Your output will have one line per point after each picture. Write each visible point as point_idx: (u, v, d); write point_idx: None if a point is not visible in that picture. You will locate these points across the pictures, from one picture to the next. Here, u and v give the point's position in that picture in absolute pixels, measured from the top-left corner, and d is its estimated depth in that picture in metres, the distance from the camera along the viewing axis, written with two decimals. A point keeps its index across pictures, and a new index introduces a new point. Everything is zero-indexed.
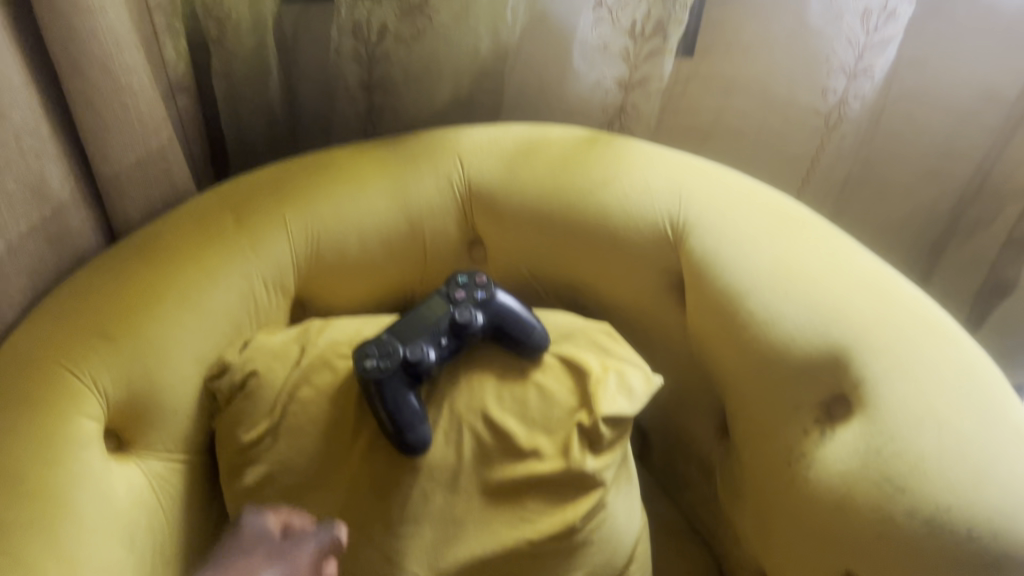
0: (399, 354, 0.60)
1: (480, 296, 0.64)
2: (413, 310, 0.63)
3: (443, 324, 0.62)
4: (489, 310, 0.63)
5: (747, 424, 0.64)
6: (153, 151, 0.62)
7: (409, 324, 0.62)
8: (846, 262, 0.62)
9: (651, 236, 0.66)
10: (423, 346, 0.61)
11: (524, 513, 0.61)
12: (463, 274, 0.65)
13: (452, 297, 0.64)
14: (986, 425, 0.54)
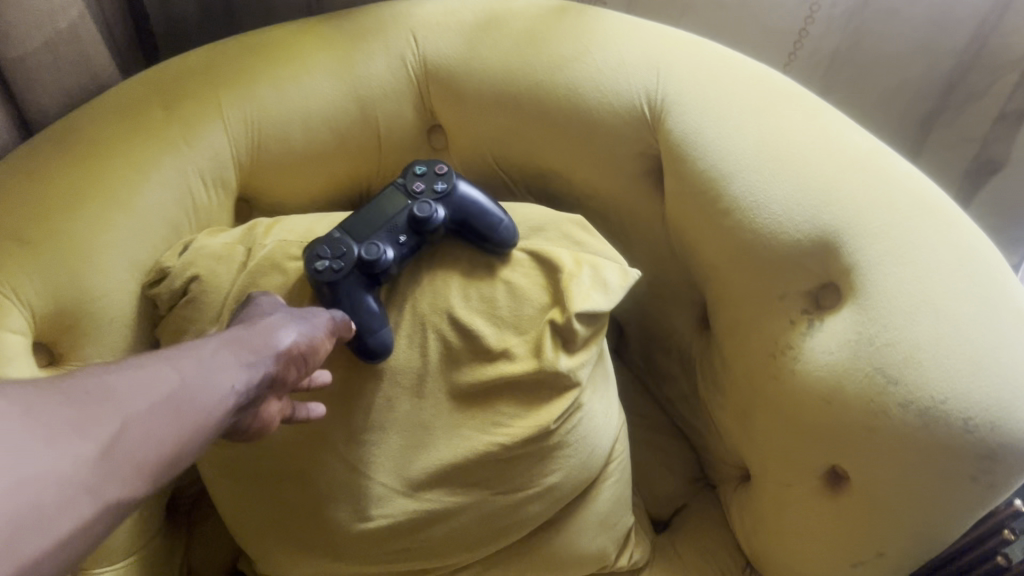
0: (353, 252, 0.54)
1: (442, 187, 0.57)
2: (368, 205, 0.57)
3: (401, 220, 0.56)
4: (452, 204, 0.57)
5: (730, 315, 0.60)
6: (63, 32, 0.55)
7: (364, 221, 0.56)
8: (836, 139, 0.57)
9: (627, 115, 0.60)
10: (381, 243, 0.55)
11: (497, 417, 0.57)
12: (423, 164, 0.59)
13: (411, 190, 0.58)
14: (986, 309, 0.50)
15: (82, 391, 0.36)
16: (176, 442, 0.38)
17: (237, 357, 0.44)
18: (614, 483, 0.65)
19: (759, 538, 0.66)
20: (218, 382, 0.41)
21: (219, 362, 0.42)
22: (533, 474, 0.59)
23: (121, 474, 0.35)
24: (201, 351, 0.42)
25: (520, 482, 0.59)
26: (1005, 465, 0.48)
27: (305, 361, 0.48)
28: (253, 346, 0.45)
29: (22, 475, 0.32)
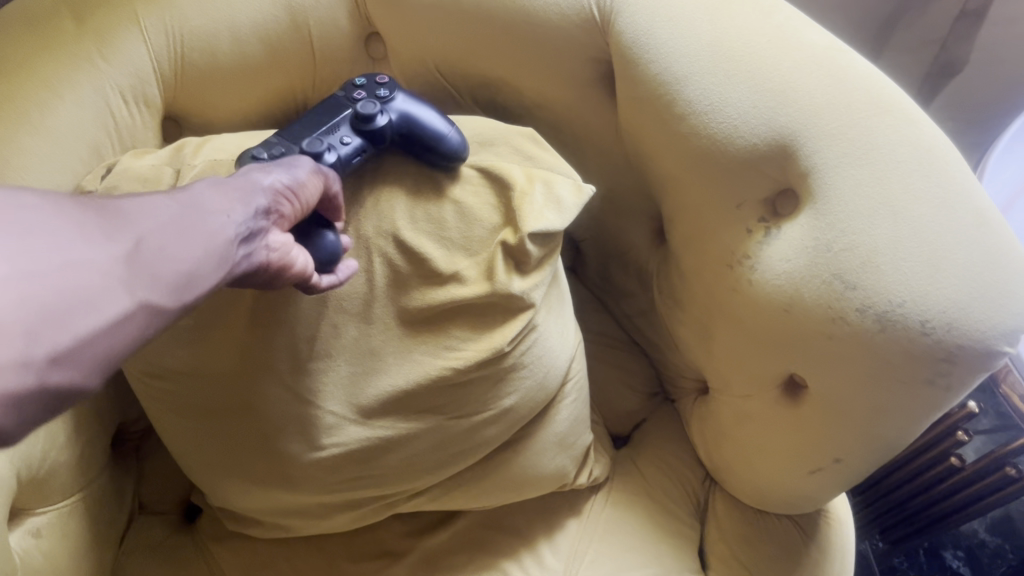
0: (291, 145, 0.50)
1: (386, 92, 0.54)
2: (308, 116, 0.54)
3: (342, 122, 0.52)
4: (397, 104, 0.53)
5: (687, 227, 0.59)
6: None
7: (304, 125, 0.53)
8: (793, 37, 0.54)
9: (577, 18, 0.57)
10: (324, 143, 0.51)
11: (450, 341, 0.55)
12: (366, 78, 0.56)
13: (353, 98, 0.54)
14: (944, 209, 0.48)
15: (95, 205, 0.34)
16: (193, 260, 0.35)
17: (230, 191, 0.39)
18: (572, 403, 0.64)
19: (720, 448, 0.66)
20: (217, 211, 0.37)
21: (214, 194, 0.38)
22: (487, 398, 0.58)
23: (148, 280, 0.33)
24: (190, 189, 0.38)
25: (474, 406, 0.57)
26: (962, 366, 0.48)
27: (297, 201, 0.42)
28: (241, 183, 0.39)
29: (48, 267, 0.30)
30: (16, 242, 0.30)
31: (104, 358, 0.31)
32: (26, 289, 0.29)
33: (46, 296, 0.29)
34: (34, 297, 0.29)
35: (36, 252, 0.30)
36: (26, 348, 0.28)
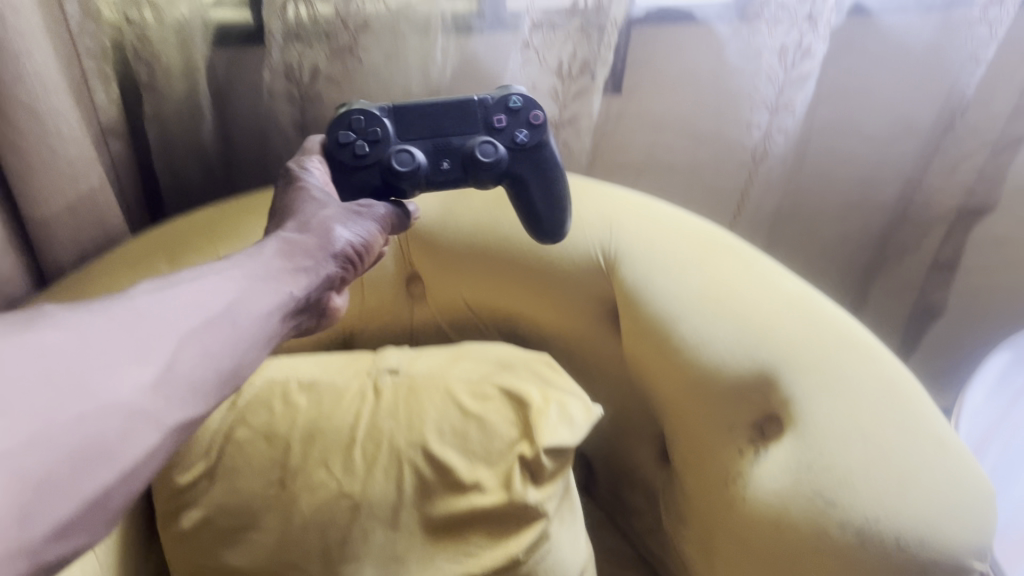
0: (382, 156, 0.54)
1: (522, 139, 0.56)
2: (434, 103, 0.55)
3: (456, 146, 0.55)
4: (516, 158, 0.56)
5: (686, 446, 0.65)
6: (82, 193, 0.62)
7: (422, 116, 0.55)
8: (769, 286, 0.64)
9: (586, 266, 0.68)
10: (419, 154, 0.54)
11: (468, 548, 0.60)
12: (521, 100, 0.56)
13: (491, 119, 0.55)
14: (907, 436, 0.55)
15: (119, 323, 0.37)
16: (222, 362, 0.39)
17: (295, 265, 0.46)
18: None
19: None
20: (282, 284, 0.45)
21: (280, 268, 0.45)
22: None
23: (169, 406, 0.36)
24: (262, 259, 0.45)
25: None
26: None
27: (363, 255, 0.51)
28: (311, 250, 0.47)
29: (62, 418, 0.32)
30: (36, 399, 0.32)
31: (118, 507, 0.34)
32: (45, 456, 0.31)
33: (55, 466, 0.31)
34: (45, 465, 0.31)
35: (50, 406, 0.32)
36: (34, 526, 0.30)
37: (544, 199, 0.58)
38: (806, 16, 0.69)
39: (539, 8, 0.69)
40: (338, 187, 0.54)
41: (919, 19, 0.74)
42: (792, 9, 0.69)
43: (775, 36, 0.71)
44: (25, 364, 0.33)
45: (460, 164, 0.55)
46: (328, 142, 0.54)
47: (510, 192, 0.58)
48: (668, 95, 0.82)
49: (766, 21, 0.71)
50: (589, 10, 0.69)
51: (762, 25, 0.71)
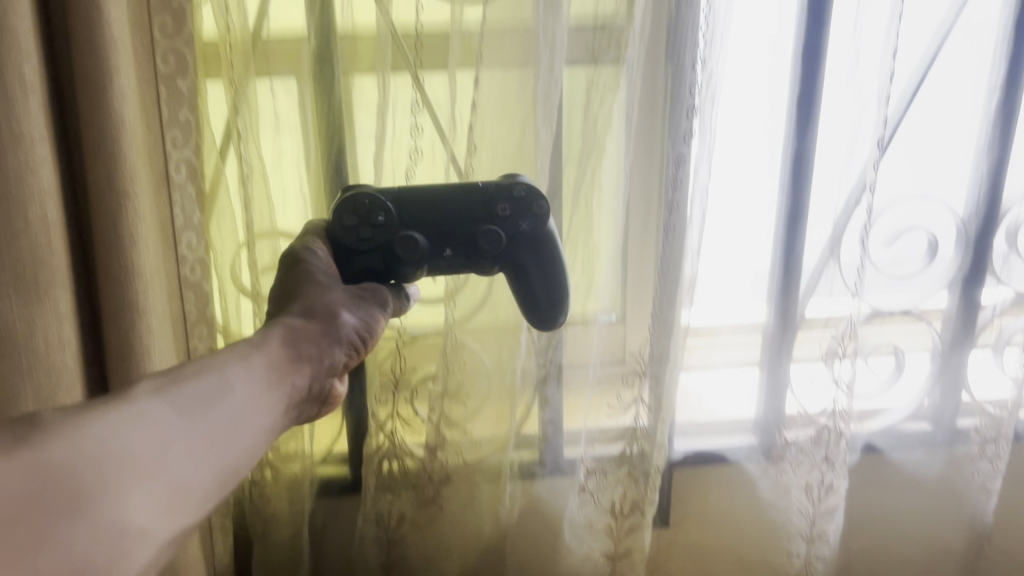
0: (393, 232, 0.55)
1: (524, 227, 0.57)
2: (440, 198, 0.57)
3: (460, 231, 0.57)
4: (516, 245, 0.58)
5: None
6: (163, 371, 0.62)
7: (430, 206, 0.57)
8: None
9: None
10: (417, 234, 0.56)
11: None
12: (524, 189, 0.57)
13: (495, 209, 0.57)
14: None
15: (137, 427, 0.38)
16: (224, 464, 0.42)
17: (298, 353, 0.50)
18: None
19: None
20: (288, 374, 0.49)
21: (286, 358, 0.49)
22: None
23: (178, 511, 0.38)
24: (270, 348, 0.49)
25: None
26: None
27: (367, 340, 0.55)
28: (315, 338, 0.52)
29: (57, 548, 0.32)
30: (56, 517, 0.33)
31: None
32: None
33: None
34: None
35: (63, 504, 0.33)
36: None
37: (545, 288, 0.60)
38: (822, 457, 0.82)
39: (591, 457, 0.82)
40: (335, 286, 0.55)
41: (926, 454, 0.89)
42: (809, 452, 0.82)
43: (800, 474, 0.83)
44: (55, 463, 0.34)
45: (462, 250, 0.57)
46: (330, 224, 0.55)
47: (510, 282, 0.60)
48: (710, 529, 0.94)
49: (789, 460, 0.84)
50: (634, 455, 0.81)
51: (787, 464, 0.84)
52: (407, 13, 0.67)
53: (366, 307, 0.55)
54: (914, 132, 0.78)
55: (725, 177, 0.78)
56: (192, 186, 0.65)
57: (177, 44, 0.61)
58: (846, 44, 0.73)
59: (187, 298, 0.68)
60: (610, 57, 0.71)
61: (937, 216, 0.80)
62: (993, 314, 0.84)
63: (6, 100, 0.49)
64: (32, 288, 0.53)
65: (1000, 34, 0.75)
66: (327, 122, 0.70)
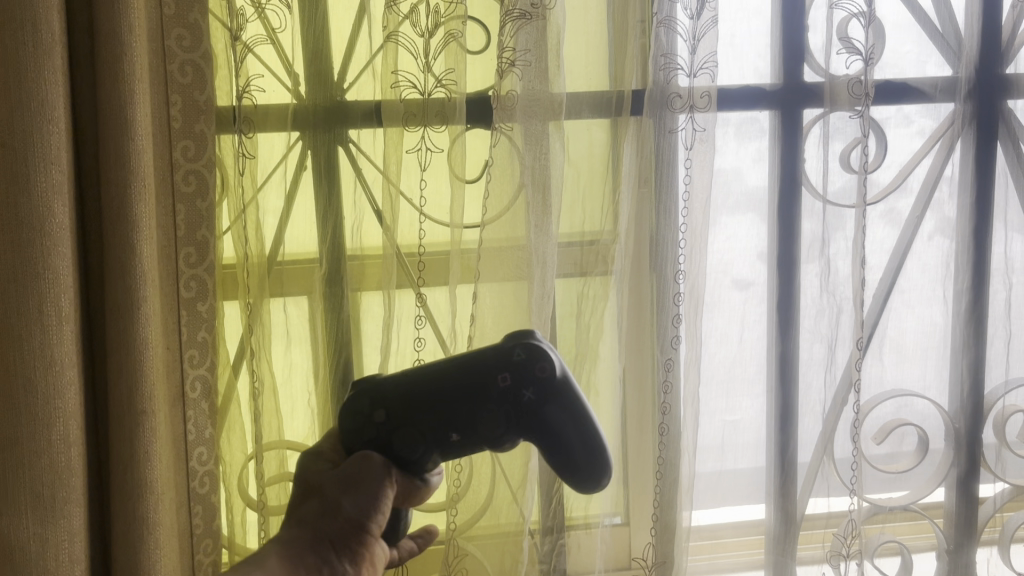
0: (396, 427, 0.50)
1: (529, 396, 0.49)
2: (439, 376, 0.50)
3: (465, 409, 0.49)
4: (527, 415, 0.50)
5: None
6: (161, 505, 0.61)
7: (428, 390, 0.50)
8: None
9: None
10: (414, 425, 0.50)
11: None
12: (526, 352, 0.49)
13: (494, 379, 0.49)
14: None
15: None
16: None
17: (297, 567, 0.51)
18: None
19: None
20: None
21: (283, 573, 0.50)
22: None
23: None
24: (266, 565, 0.50)
25: None
26: None
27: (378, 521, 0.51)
28: (311, 547, 0.51)
29: None
30: None
31: None
32: None
33: None
34: None
35: None
36: None
37: (577, 454, 0.51)
38: None
39: None
40: (327, 480, 0.52)
41: None
42: None
43: None
44: None
45: (470, 432, 0.50)
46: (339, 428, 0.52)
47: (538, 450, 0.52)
48: None
49: None
50: None
51: None
52: (410, 236, 0.74)
53: (360, 492, 0.50)
54: (892, 333, 0.82)
55: (716, 380, 0.81)
56: (205, 402, 0.68)
57: (199, 272, 0.67)
58: (816, 256, 0.79)
59: (194, 511, 0.69)
60: (598, 271, 0.76)
61: (925, 413, 0.83)
62: (996, 507, 0.85)
63: (42, 331, 0.54)
64: (49, 506, 0.55)
65: (959, 242, 0.81)
66: (335, 335, 0.74)
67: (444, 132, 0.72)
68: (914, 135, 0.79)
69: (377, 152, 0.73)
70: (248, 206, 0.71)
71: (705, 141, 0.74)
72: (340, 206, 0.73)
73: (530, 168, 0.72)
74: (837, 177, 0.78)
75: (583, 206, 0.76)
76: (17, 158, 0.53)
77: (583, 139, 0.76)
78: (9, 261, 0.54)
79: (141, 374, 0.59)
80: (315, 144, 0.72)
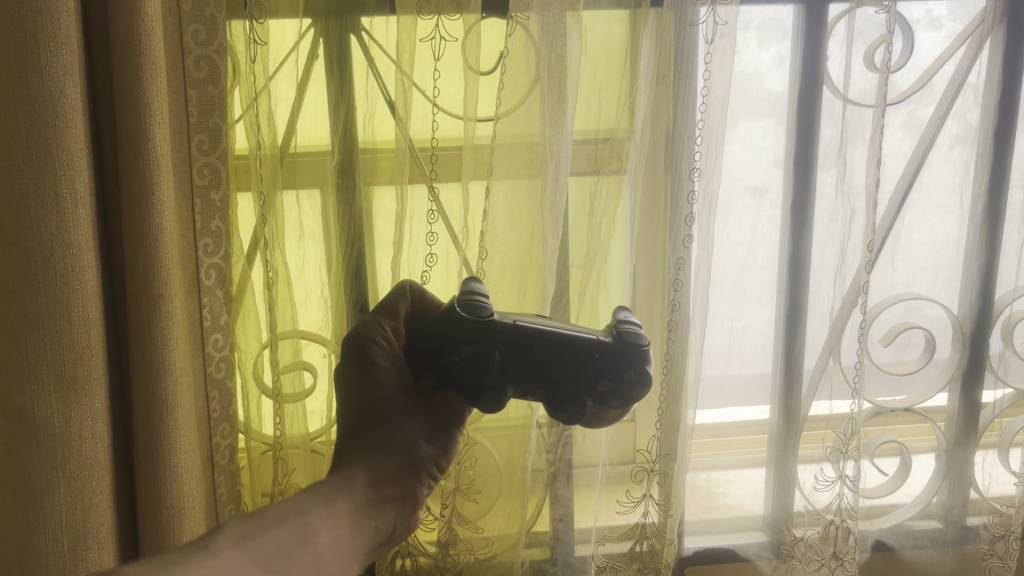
0: (483, 378, 0.52)
1: (614, 405, 0.53)
2: (550, 348, 0.52)
3: (551, 390, 0.53)
4: (599, 413, 0.54)
5: None
6: (178, 390, 0.62)
7: (530, 359, 0.52)
8: None
9: None
10: (500, 383, 0.52)
11: None
12: (635, 374, 0.53)
13: (595, 383, 0.52)
14: None
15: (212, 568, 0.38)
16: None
17: (382, 495, 0.51)
18: None
19: None
20: (369, 517, 0.49)
21: (369, 498, 0.50)
22: None
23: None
24: (354, 489, 0.49)
25: None
26: None
27: (441, 466, 0.57)
28: (398, 475, 0.52)
29: None
30: None
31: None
32: None
33: None
34: None
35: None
36: None
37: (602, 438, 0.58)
38: (831, 553, 0.83)
39: (602, 553, 0.83)
40: (415, 407, 0.55)
41: (937, 551, 0.89)
42: (818, 547, 0.83)
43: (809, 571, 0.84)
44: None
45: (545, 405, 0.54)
46: (433, 340, 0.52)
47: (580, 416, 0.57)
48: None
49: (799, 558, 0.84)
50: (645, 553, 0.81)
51: (796, 562, 0.84)
52: (424, 130, 0.73)
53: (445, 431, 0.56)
54: (904, 238, 0.82)
55: (726, 282, 0.81)
56: (220, 290, 0.69)
57: (212, 160, 0.67)
58: (833, 161, 0.78)
59: (212, 397, 0.71)
60: (612, 168, 0.75)
61: (934, 317, 0.83)
62: (994, 413, 0.86)
63: (58, 213, 0.55)
64: (71, 384, 0.57)
65: (980, 147, 0.80)
66: (348, 229, 0.75)
67: (458, 21, 0.71)
68: (942, 36, 0.77)
69: (391, 42, 0.72)
70: (261, 94, 0.70)
71: (727, 34, 0.72)
72: (352, 95, 0.72)
73: (546, 60, 0.71)
74: (859, 77, 0.76)
75: (598, 102, 0.75)
76: (29, 37, 0.53)
77: (602, 32, 0.74)
78: (23, 143, 0.54)
79: (157, 261, 0.59)
80: (327, 32, 0.71)
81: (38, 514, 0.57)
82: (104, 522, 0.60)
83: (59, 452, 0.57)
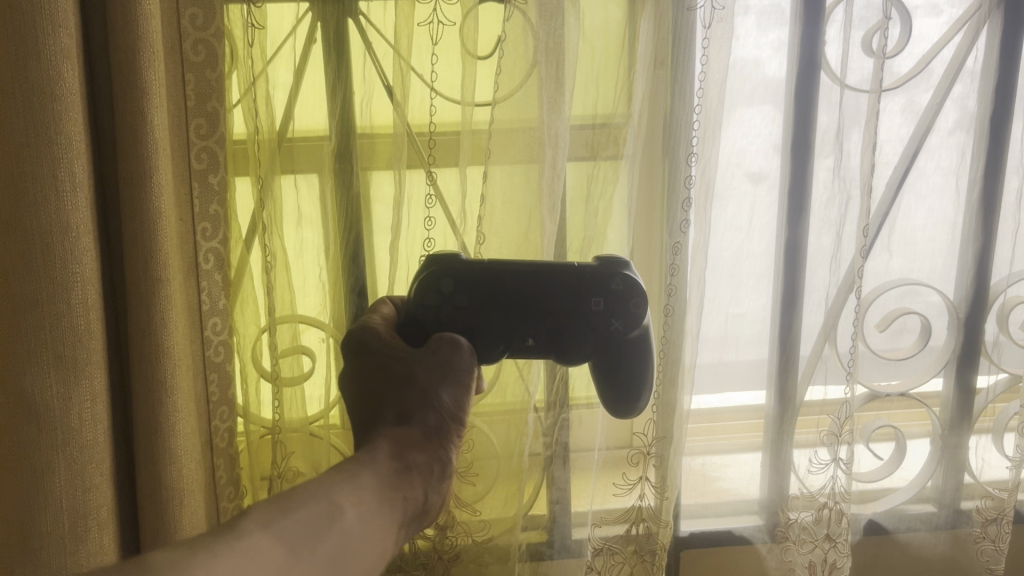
0: (472, 323, 0.54)
1: (617, 326, 0.54)
2: (531, 277, 0.54)
3: (547, 320, 0.54)
4: (605, 341, 0.54)
5: None
6: (178, 372, 0.63)
7: (512, 290, 0.53)
8: None
9: None
10: (493, 325, 0.54)
11: None
12: (624, 283, 0.54)
13: (587, 300, 0.53)
14: None
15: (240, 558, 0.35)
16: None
17: (408, 464, 0.47)
18: None
19: None
20: (398, 490, 0.46)
21: (395, 471, 0.46)
22: None
23: None
24: (377, 466, 0.46)
25: None
26: None
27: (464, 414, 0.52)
28: (418, 442, 0.48)
29: None
30: None
31: None
32: None
33: None
34: None
35: None
36: None
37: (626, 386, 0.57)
38: (824, 535, 0.83)
39: (599, 535, 0.83)
40: (413, 364, 0.51)
41: (930, 533, 0.90)
42: (811, 529, 0.84)
43: (803, 552, 0.84)
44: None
45: (546, 342, 0.54)
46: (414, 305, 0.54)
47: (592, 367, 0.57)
48: None
49: (793, 540, 0.85)
50: (640, 535, 0.83)
51: (791, 543, 0.85)
52: (421, 115, 0.73)
53: (456, 377, 0.51)
54: (900, 224, 0.82)
55: (722, 267, 0.82)
56: (219, 274, 0.69)
57: (210, 143, 0.67)
58: (830, 147, 0.78)
59: (211, 379, 0.71)
60: (608, 153, 0.75)
61: (930, 302, 0.84)
62: (989, 398, 0.87)
63: (56, 196, 0.55)
64: (70, 366, 0.57)
65: (977, 133, 0.80)
66: (345, 212, 0.75)
67: (456, 5, 0.71)
68: (941, 22, 0.77)
69: (388, 26, 0.72)
70: (259, 79, 0.69)
71: (725, 19, 0.72)
72: (349, 80, 0.72)
73: (544, 45, 0.71)
74: (857, 63, 0.76)
75: (596, 87, 0.75)
76: (27, 20, 0.53)
77: (600, 17, 0.74)
78: (21, 126, 0.54)
79: (156, 244, 0.60)
80: (324, 15, 0.70)
81: (38, 498, 0.57)
82: (102, 503, 0.61)
83: (59, 435, 0.57)
